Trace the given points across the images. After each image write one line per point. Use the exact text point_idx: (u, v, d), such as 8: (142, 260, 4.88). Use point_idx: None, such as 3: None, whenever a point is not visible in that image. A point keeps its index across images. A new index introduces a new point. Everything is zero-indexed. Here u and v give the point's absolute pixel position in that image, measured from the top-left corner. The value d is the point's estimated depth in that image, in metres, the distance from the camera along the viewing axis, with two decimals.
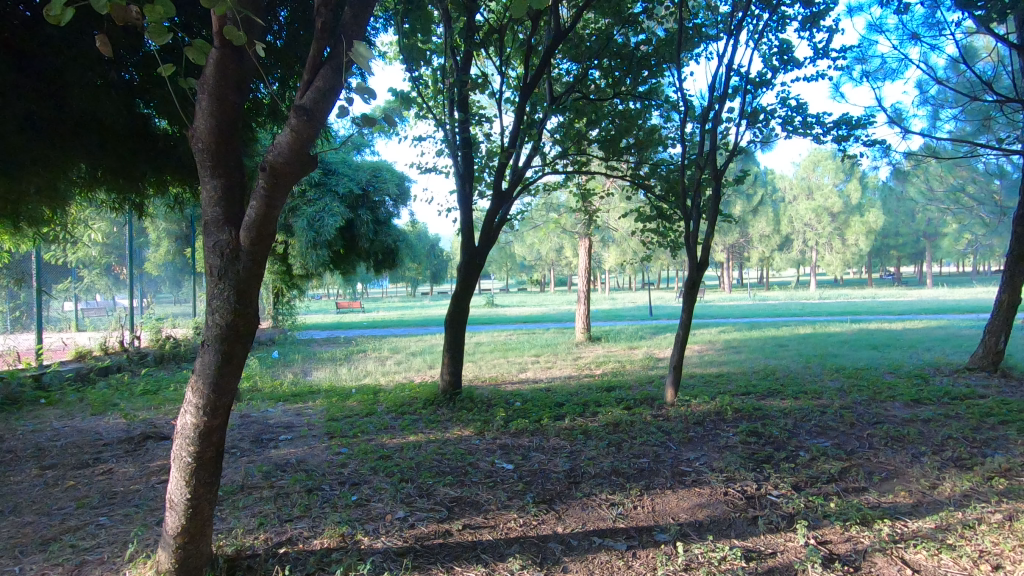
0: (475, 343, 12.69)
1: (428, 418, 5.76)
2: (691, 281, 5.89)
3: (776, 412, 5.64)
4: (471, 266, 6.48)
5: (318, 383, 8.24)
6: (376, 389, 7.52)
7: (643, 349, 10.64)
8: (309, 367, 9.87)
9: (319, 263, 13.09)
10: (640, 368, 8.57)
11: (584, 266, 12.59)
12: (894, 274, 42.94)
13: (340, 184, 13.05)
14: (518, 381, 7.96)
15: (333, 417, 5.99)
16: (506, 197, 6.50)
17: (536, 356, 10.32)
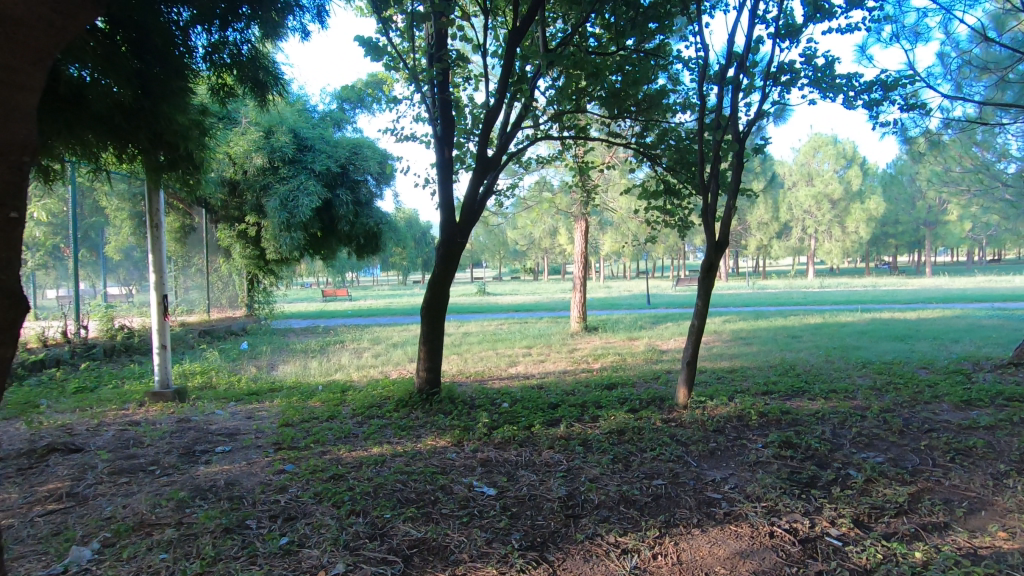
0: (463, 333, 11.81)
1: (398, 424, 4.88)
2: (708, 263, 5.02)
3: (808, 416, 4.81)
4: (451, 246, 5.56)
5: (282, 378, 7.33)
6: (346, 387, 6.62)
7: (644, 341, 9.78)
8: (278, 360, 8.95)
9: (295, 248, 12.12)
10: (643, 363, 7.72)
11: (580, 250, 11.70)
12: (892, 263, 42.42)
13: (316, 161, 12.05)
14: (507, 377, 7.08)
15: (286, 422, 5.09)
16: (492, 166, 5.58)
17: (528, 348, 9.45)
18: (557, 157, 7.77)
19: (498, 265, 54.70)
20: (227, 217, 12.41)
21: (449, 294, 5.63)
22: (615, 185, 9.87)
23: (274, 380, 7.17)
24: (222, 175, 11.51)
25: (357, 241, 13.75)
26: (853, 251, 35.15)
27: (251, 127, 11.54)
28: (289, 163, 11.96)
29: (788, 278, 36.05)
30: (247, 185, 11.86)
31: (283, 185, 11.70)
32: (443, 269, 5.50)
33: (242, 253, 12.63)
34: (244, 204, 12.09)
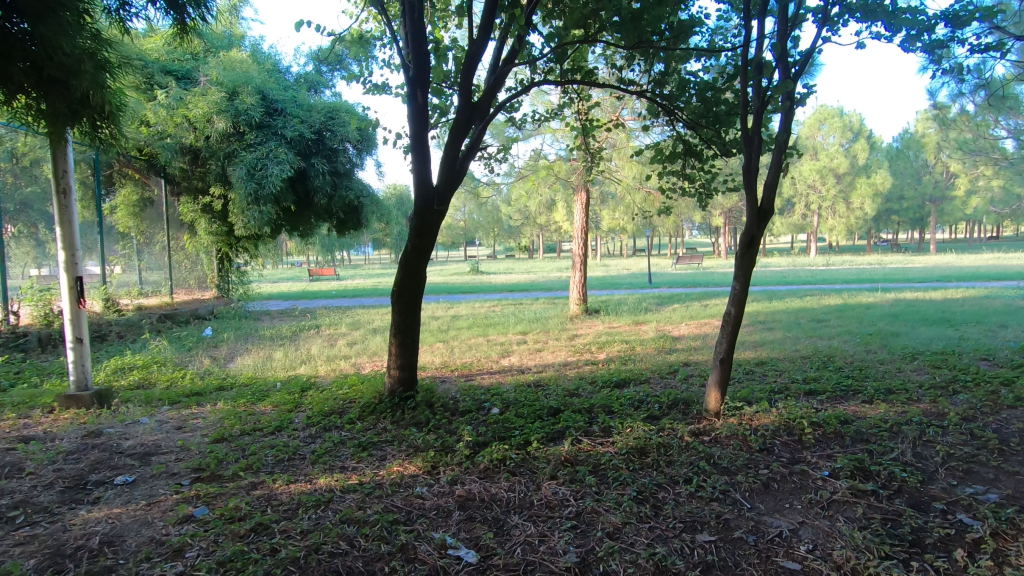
0: (452, 317, 10.80)
1: (360, 439, 3.88)
2: (750, 235, 3.98)
3: (874, 427, 3.84)
4: (427, 214, 4.45)
5: (235, 374, 6.29)
6: (308, 384, 5.60)
7: (654, 326, 8.77)
8: (241, 349, 7.92)
9: (265, 223, 10.97)
10: (656, 353, 6.71)
11: (580, 224, 10.63)
12: (894, 240, 41.58)
13: (288, 126, 10.85)
14: (499, 372, 6.08)
15: (221, 437, 4.07)
16: (478, 114, 4.46)
17: (523, 334, 8.42)
18: (557, 113, 6.67)
19: (493, 243, 53.54)
20: (190, 189, 11.23)
21: (425, 274, 4.57)
22: (620, 152, 8.77)
23: (226, 376, 6.14)
24: (182, 142, 10.31)
25: (337, 216, 12.61)
26: (858, 228, 34.19)
27: (212, 87, 10.30)
28: (256, 128, 10.75)
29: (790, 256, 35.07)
30: (210, 153, 10.65)
31: (250, 152, 10.52)
32: (420, 245, 4.44)
33: (208, 230, 11.47)
34: (208, 174, 10.89)
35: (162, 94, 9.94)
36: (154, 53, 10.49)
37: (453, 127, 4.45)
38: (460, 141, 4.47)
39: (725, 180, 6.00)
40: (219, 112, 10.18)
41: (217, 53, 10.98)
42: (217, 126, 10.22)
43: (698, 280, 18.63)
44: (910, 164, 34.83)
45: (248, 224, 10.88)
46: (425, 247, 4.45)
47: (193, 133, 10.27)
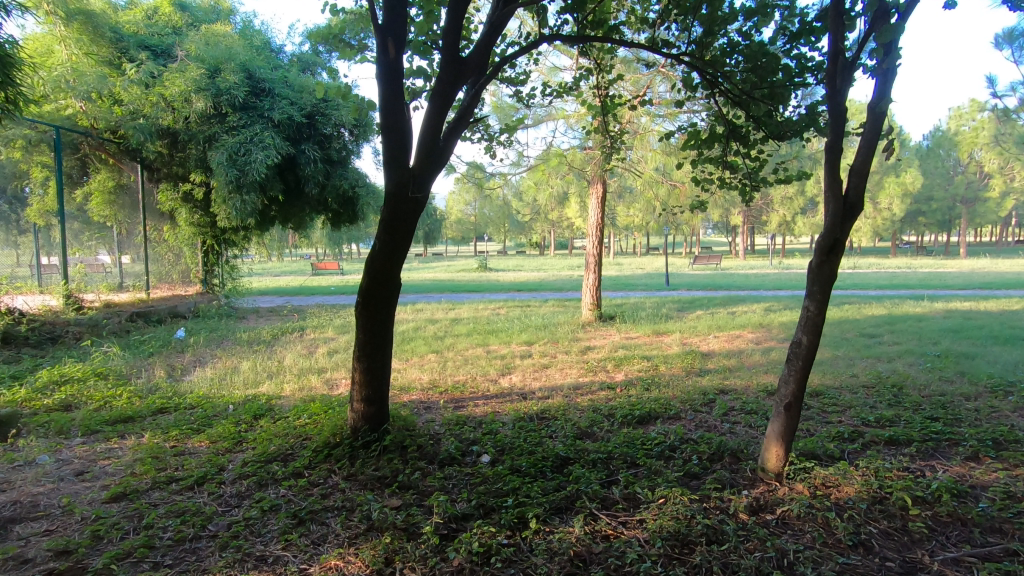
0: (452, 321, 9.82)
1: (300, 505, 2.88)
2: (832, 238, 2.93)
3: (1005, 510, 2.77)
4: (405, 205, 3.41)
5: (185, 391, 5.31)
6: (262, 410, 4.60)
7: (679, 338, 7.69)
8: (206, 357, 6.96)
9: (249, 214, 10.01)
10: (684, 375, 5.64)
11: (594, 220, 9.57)
12: (921, 243, 39.95)
13: (275, 107, 9.90)
14: (495, 396, 5.07)
15: (120, 494, 3.07)
16: (466, 72, 3.43)
17: (529, 345, 7.38)
18: (572, 87, 5.62)
19: (503, 239, 52.51)
20: (170, 176, 10.31)
21: (399, 282, 3.54)
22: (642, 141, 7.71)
23: (172, 394, 5.17)
24: (159, 124, 9.37)
25: (331, 208, 11.66)
26: (884, 230, 32.71)
27: (192, 63, 9.36)
28: (240, 109, 9.79)
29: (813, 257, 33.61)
30: (190, 136, 9.70)
31: (232, 135, 9.57)
32: (392, 246, 3.42)
33: (189, 220, 10.55)
34: (189, 159, 9.95)
35: (134, 69, 8.99)
36: (131, 26, 9.56)
37: (434, 96, 3.42)
38: (443, 114, 3.46)
39: (775, 169, 4.91)
40: (198, 91, 9.24)
41: (199, 27, 10.04)
42: (196, 106, 9.28)
43: (718, 283, 17.50)
44: (941, 164, 33.28)
45: (231, 215, 9.94)
46: (398, 250, 3.44)
47: (171, 114, 9.34)
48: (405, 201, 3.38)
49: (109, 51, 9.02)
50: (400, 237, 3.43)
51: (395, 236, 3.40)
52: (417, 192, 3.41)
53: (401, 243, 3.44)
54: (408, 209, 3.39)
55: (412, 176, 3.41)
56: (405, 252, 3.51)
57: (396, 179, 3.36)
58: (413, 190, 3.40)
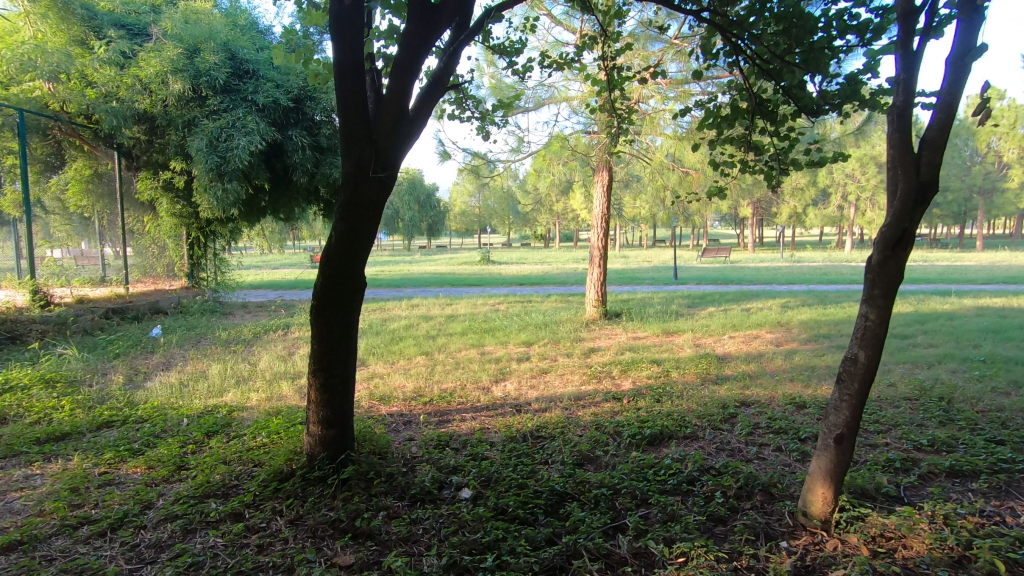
0: (448, 318, 9.25)
1: (228, 563, 2.31)
2: (895, 229, 2.30)
3: None
4: (364, 189, 2.78)
5: (138, 401, 4.73)
6: (216, 427, 4.01)
7: (691, 339, 7.04)
8: (176, 359, 6.39)
9: (232, 204, 9.42)
10: (699, 383, 5.03)
11: (598, 211, 8.94)
12: (934, 235, 39.06)
13: (259, 90, 9.30)
14: (485, 409, 4.48)
15: (13, 544, 2.49)
16: (431, 26, 2.84)
17: (528, 347, 6.76)
18: (573, 58, 4.97)
19: (507, 231, 51.83)
20: (149, 163, 9.73)
21: (361, 281, 2.92)
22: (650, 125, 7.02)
23: (123, 405, 4.60)
24: (134, 108, 8.77)
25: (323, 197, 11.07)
26: None
27: (169, 41, 8.74)
28: (222, 91, 9.18)
29: (825, 250, 32.78)
30: (169, 121, 9.10)
31: (213, 120, 8.97)
32: (352, 237, 2.79)
33: (170, 211, 9.98)
34: (168, 146, 9.37)
35: (104, 48, 8.39)
36: (104, 3, 8.94)
37: (397, 56, 2.81)
38: (409, 79, 2.85)
39: (807, 149, 4.27)
40: (175, 72, 8.63)
41: (178, 5, 9.40)
42: (173, 89, 8.67)
43: (728, 276, 16.82)
44: (957, 153, 32.30)
45: (213, 206, 9.35)
46: (359, 242, 2.82)
47: (147, 97, 8.75)
48: (365, 182, 2.76)
49: (80, 30, 8.42)
50: (361, 226, 2.80)
51: (354, 225, 2.78)
52: (380, 170, 2.79)
53: (362, 234, 2.82)
54: (369, 191, 2.77)
55: (372, 153, 2.80)
56: (368, 244, 2.90)
57: (353, 155, 2.74)
58: (374, 168, 2.78)
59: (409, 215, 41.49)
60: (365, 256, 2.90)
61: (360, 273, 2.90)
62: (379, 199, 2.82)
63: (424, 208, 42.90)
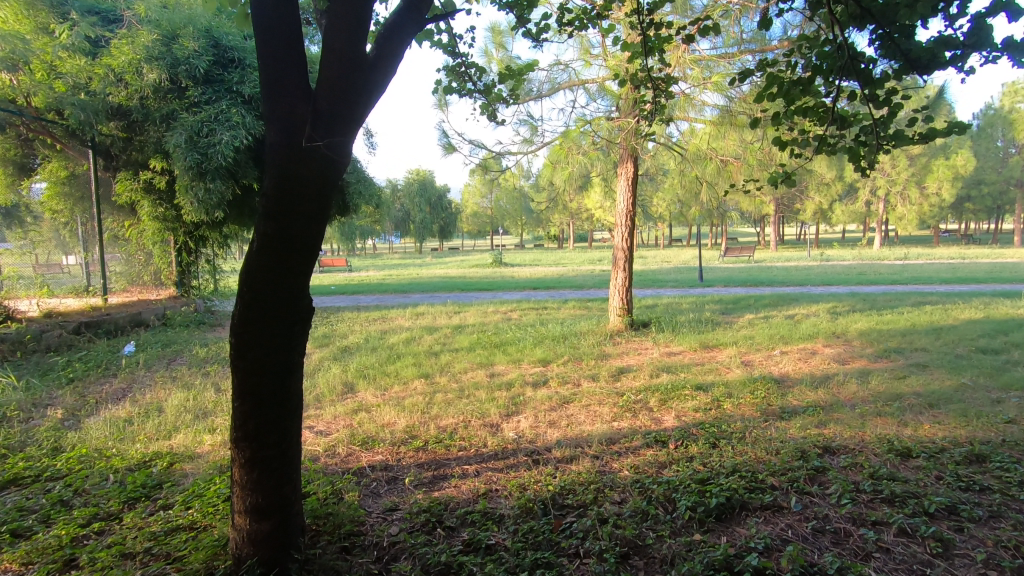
0: (455, 329, 8.31)
1: None
2: None
3: None
4: (296, 166, 1.81)
5: (66, 444, 3.87)
6: (140, 492, 3.10)
7: (737, 355, 6.01)
8: (137, 384, 5.55)
9: (216, 206, 8.55)
10: (762, 420, 4.00)
11: (622, 206, 7.95)
12: (967, 232, 37.32)
13: (245, 80, 8.44)
14: (492, 459, 3.50)
15: None
16: None
17: (545, 367, 5.77)
18: (600, 15, 3.98)
19: (521, 232, 50.93)
20: (128, 163, 8.93)
21: (301, 307, 1.96)
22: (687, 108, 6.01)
23: (44, 453, 3.71)
24: (107, 101, 7.99)
25: None
26: (931, 217, 30.27)
27: (144, 26, 7.90)
28: (204, 82, 8.33)
29: (852, 248, 31.34)
30: (146, 116, 8.29)
31: (193, 112, 8.11)
32: (282, 242, 1.84)
33: (153, 214, 9.14)
34: (147, 143, 8.55)
35: (68, 33, 7.57)
36: None
37: None
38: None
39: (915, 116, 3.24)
40: (150, 60, 7.80)
41: None
42: (148, 79, 7.85)
43: (758, 277, 15.67)
44: (992, 144, 30.73)
45: (196, 209, 8.51)
46: (294, 251, 1.86)
47: (122, 89, 7.96)
48: (298, 157, 1.80)
49: (45, 15, 7.64)
50: (297, 225, 1.85)
51: (281, 224, 1.83)
52: (319, 138, 1.82)
53: (299, 238, 1.86)
54: (304, 172, 1.81)
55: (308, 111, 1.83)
56: (310, 251, 1.93)
57: (278, 118, 1.79)
58: (310, 135, 1.82)
59: (420, 217, 40.82)
60: (308, 271, 1.95)
61: (300, 297, 1.95)
62: (322, 185, 1.86)
63: (435, 209, 42.19)
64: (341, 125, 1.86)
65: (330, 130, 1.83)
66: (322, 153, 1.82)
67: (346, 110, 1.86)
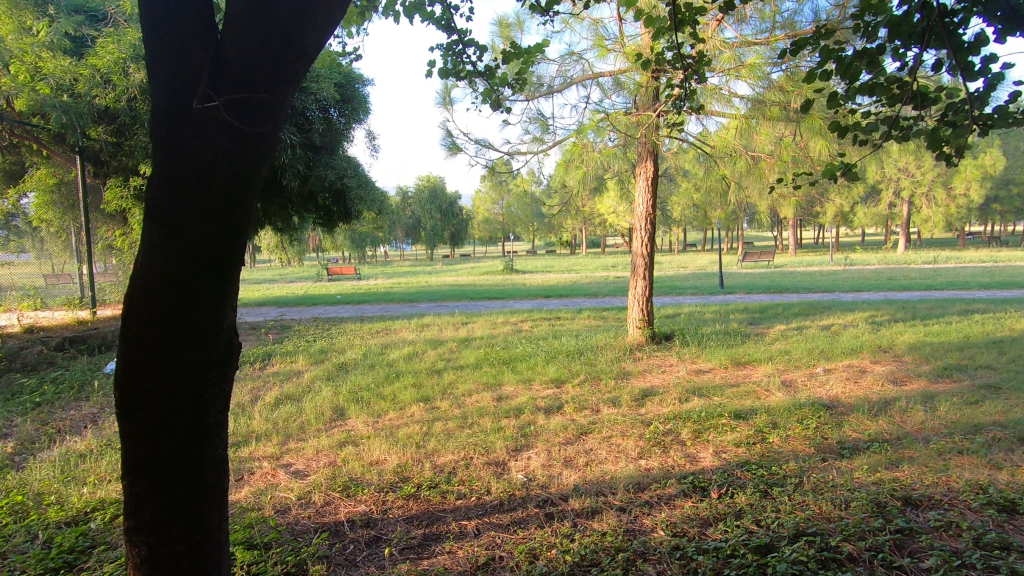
0: (462, 343, 7.73)
1: None
2: None
3: None
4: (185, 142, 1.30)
5: (3, 488, 3.34)
6: (64, 559, 2.53)
7: (775, 375, 5.34)
8: (108, 409, 5.04)
9: None
10: (819, 461, 3.34)
11: (641, 210, 7.30)
12: (995, 234, 35.98)
13: None
14: (496, 513, 2.90)
15: None
16: None
17: (559, 389, 5.15)
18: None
19: (533, 238, 50.32)
20: (118, 169, 8.52)
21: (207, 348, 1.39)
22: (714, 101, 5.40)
23: None
24: (94, 104, 7.57)
25: (319, 199, 9.84)
26: (959, 219, 29.16)
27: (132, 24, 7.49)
28: None
29: (875, 251, 30.29)
30: (135, 119, 7.87)
31: None
32: (172, 247, 1.32)
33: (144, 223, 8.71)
34: (137, 148, 8.13)
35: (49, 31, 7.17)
36: None
37: None
38: None
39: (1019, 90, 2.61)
40: (138, 59, 7.39)
41: None
42: (135, 79, 7.42)
43: (782, 284, 14.91)
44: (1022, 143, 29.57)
45: None
46: (187, 263, 1.32)
47: (109, 91, 7.55)
48: (189, 127, 1.29)
49: (28, 13, 7.27)
50: (192, 225, 1.31)
51: (169, 225, 1.31)
52: (216, 97, 1.31)
53: (196, 245, 1.33)
54: (199, 146, 1.30)
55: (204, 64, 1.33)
56: (219, 268, 1.38)
57: (164, 75, 1.31)
58: (204, 93, 1.30)
59: (431, 224, 40.44)
60: (217, 296, 1.40)
61: (209, 329, 1.39)
62: (229, 166, 1.33)
63: (446, 216, 41.77)
64: (252, 78, 1.34)
65: (233, 86, 1.32)
66: (221, 116, 1.30)
67: (258, 58, 1.34)
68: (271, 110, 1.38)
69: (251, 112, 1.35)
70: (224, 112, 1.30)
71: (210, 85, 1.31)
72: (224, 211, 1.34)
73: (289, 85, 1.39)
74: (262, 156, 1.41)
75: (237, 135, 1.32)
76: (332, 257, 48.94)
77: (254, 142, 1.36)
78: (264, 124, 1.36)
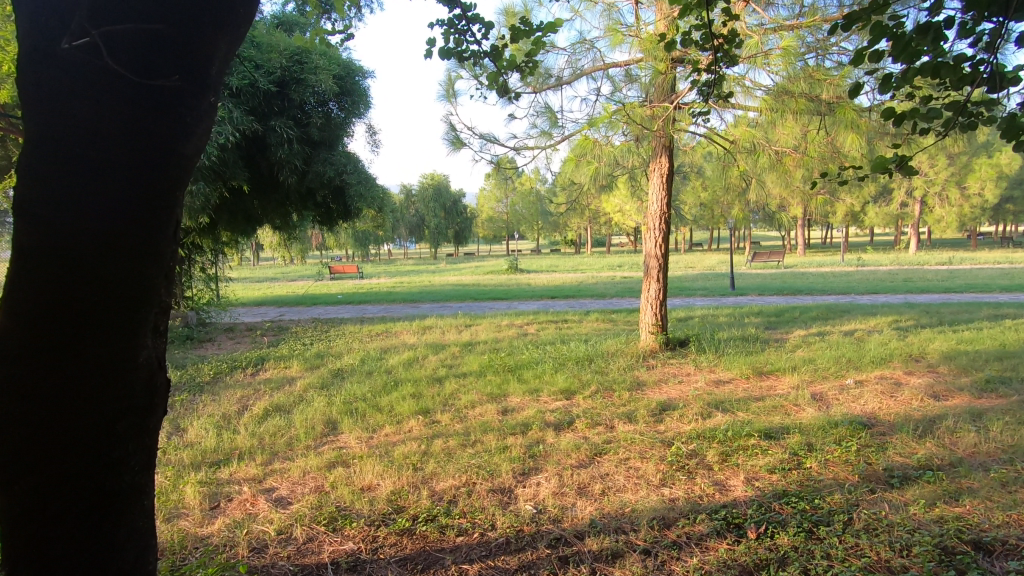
0: (465, 348, 7.38)
1: None
2: None
3: None
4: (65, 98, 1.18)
5: None
6: None
7: (802, 387, 4.95)
8: None
9: (201, 210, 7.71)
10: (868, 493, 2.96)
11: (655, 210, 6.84)
12: (1008, 235, 35.36)
13: (233, 71, 7.65)
14: (502, 556, 2.52)
15: None
16: None
17: (569, 401, 4.77)
18: None
19: (537, 237, 49.94)
20: None
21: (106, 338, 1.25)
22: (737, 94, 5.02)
23: None
24: None
25: (318, 196, 9.51)
26: (972, 219, 28.61)
27: None
28: None
29: (886, 252, 29.77)
30: None
31: None
32: (56, 219, 1.19)
33: None
34: None
35: None
36: None
37: None
38: None
39: None
40: None
41: None
42: None
43: (795, 285, 14.49)
44: None
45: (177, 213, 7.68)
46: (70, 236, 1.19)
47: None
48: (64, 75, 1.18)
49: None
50: (75, 192, 1.19)
51: (51, 195, 1.19)
52: (91, 39, 1.18)
53: (82, 215, 1.19)
54: (77, 97, 1.18)
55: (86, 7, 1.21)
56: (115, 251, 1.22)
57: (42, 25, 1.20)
58: (80, 36, 1.18)
59: (435, 222, 40.12)
60: (114, 280, 1.23)
61: (108, 321, 1.25)
62: (111, 126, 1.20)
63: (450, 214, 41.43)
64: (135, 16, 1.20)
65: (110, 21, 1.18)
66: (95, 60, 1.18)
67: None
68: (160, 54, 1.22)
69: (137, 55, 1.21)
70: (98, 54, 1.17)
71: (86, 25, 1.18)
72: (110, 175, 1.20)
73: (192, 31, 1.25)
74: (173, 118, 1.27)
75: (132, 88, 1.20)
76: (336, 255, 48.63)
77: (141, 91, 1.21)
78: (165, 77, 1.23)
